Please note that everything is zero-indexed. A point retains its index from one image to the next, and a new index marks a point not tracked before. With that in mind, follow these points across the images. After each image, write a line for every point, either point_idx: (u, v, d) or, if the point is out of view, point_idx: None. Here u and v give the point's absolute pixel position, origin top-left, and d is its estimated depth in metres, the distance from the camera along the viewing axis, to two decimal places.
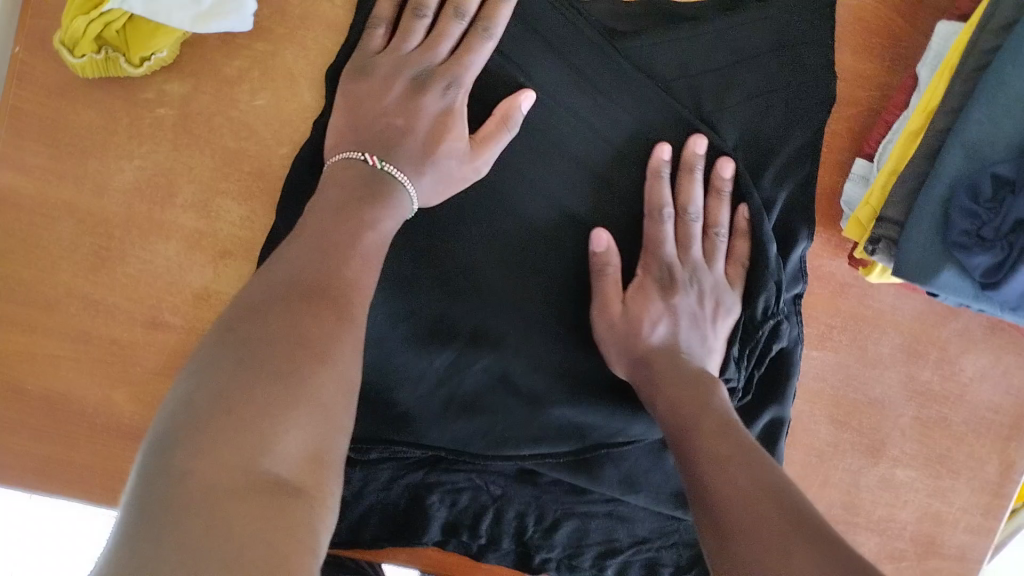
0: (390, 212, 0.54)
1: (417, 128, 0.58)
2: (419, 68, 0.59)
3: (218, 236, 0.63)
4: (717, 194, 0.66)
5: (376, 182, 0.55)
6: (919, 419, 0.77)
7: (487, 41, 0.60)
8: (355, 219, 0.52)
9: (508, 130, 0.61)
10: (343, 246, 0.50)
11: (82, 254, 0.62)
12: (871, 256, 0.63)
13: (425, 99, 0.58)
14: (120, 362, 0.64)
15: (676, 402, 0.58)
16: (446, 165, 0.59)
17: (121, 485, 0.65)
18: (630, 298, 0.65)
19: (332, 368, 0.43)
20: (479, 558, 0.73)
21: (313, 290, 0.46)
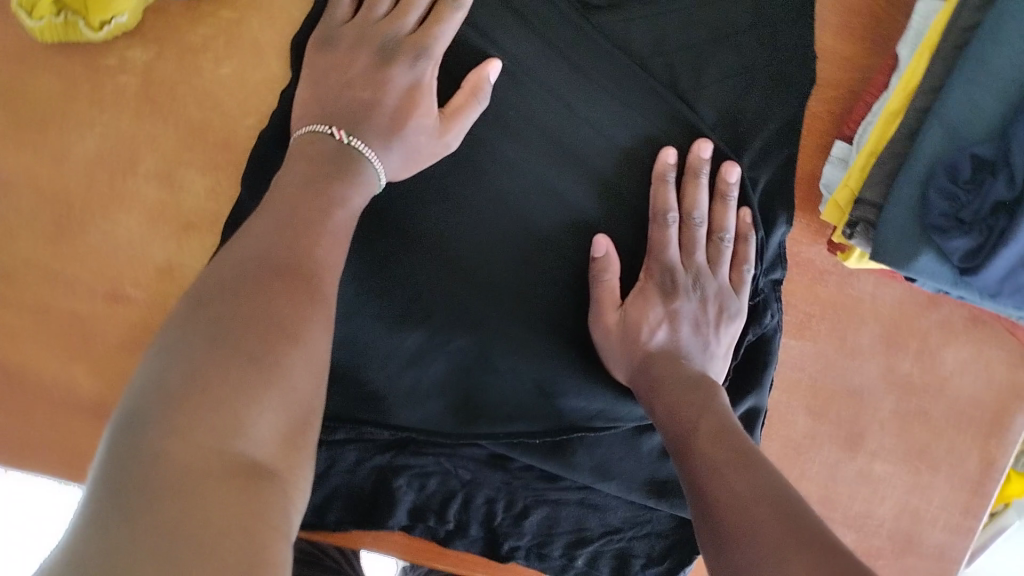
0: (358, 189, 0.52)
1: (386, 102, 0.56)
2: (385, 41, 0.57)
3: (181, 208, 0.62)
4: (722, 199, 0.65)
5: (344, 160, 0.53)
6: (898, 412, 0.75)
7: (456, 10, 0.58)
8: (324, 192, 0.49)
9: (479, 103, 0.59)
10: (315, 225, 0.47)
11: (40, 224, 0.61)
12: (848, 240, 0.62)
13: (393, 73, 0.56)
14: (80, 335, 0.62)
15: (675, 407, 0.59)
16: (415, 139, 0.56)
17: (78, 461, 0.64)
18: (629, 303, 0.65)
19: (310, 348, 0.41)
20: (446, 544, 0.72)
21: (284, 266, 0.43)
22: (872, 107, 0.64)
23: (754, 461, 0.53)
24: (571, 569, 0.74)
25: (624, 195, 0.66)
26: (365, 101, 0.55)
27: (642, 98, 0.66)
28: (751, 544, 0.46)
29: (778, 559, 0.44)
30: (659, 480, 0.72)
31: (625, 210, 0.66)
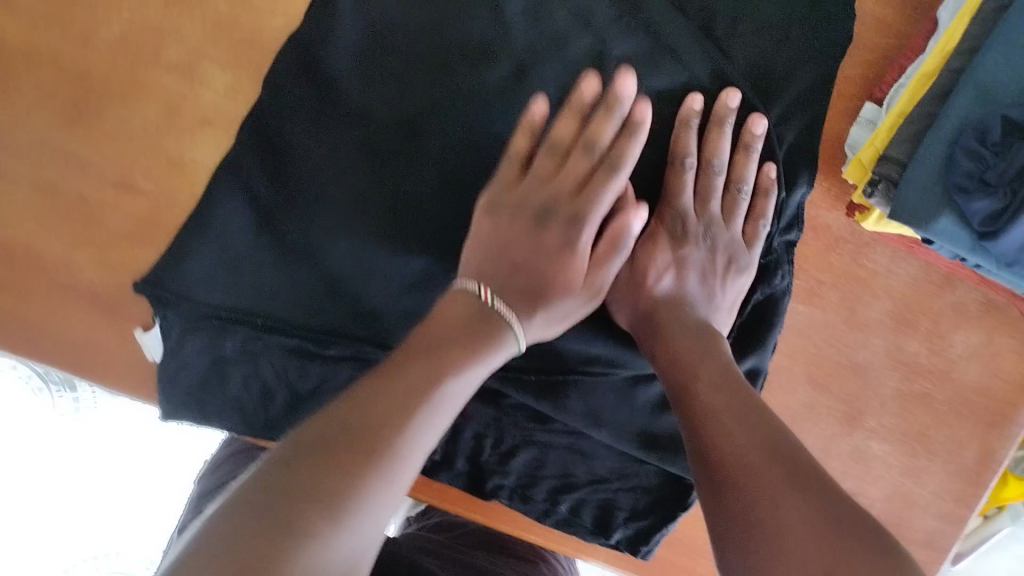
0: (480, 360, 0.52)
1: (540, 270, 0.59)
2: (550, 204, 0.60)
3: (199, 102, 0.62)
4: (744, 148, 0.64)
5: (483, 327, 0.54)
6: (901, 391, 0.74)
7: (614, 174, 0.59)
8: (442, 364, 0.49)
9: (619, 254, 0.61)
10: (427, 389, 0.47)
11: (57, 104, 0.61)
12: (869, 199, 0.61)
13: (545, 236, 0.60)
14: (87, 220, 0.63)
15: (678, 353, 0.59)
16: (563, 301, 0.59)
17: (73, 349, 0.65)
18: (638, 246, 0.65)
19: (360, 527, 0.39)
20: (431, 475, 0.72)
21: (369, 443, 0.42)
22: (907, 71, 0.63)
23: (754, 411, 0.53)
24: (553, 515, 0.74)
25: (648, 138, 0.65)
26: (531, 256, 0.60)
27: (675, 38, 0.64)
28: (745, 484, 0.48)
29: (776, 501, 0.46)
30: (652, 434, 0.70)
31: (647, 151, 0.65)
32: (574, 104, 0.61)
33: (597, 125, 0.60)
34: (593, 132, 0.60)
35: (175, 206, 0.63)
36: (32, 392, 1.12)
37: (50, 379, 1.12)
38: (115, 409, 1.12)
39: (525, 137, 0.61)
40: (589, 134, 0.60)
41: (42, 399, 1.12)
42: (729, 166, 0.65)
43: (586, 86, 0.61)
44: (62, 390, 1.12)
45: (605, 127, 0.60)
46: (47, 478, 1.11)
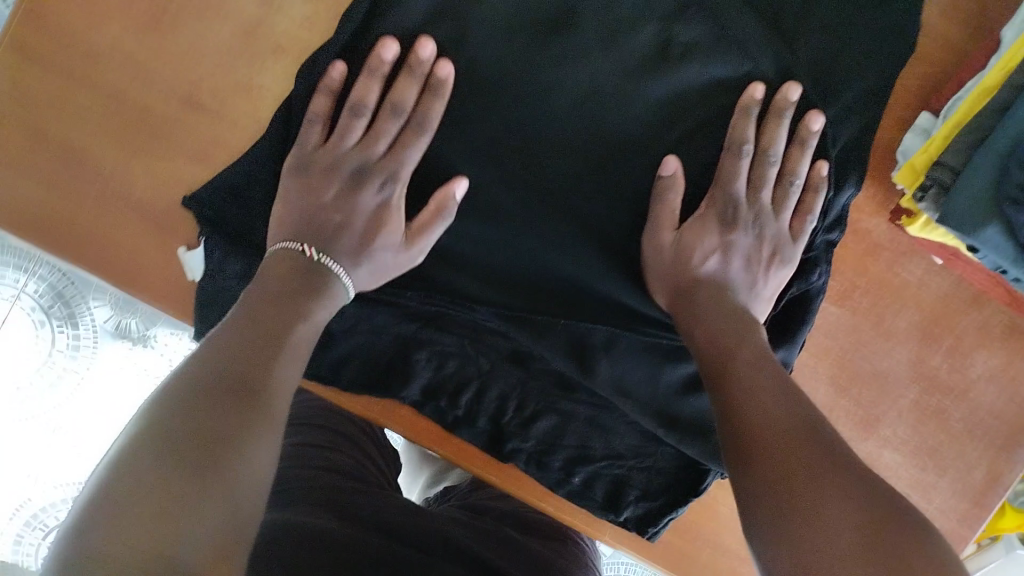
0: (325, 305, 0.58)
1: (355, 225, 0.61)
2: (357, 165, 0.61)
3: (275, 29, 0.63)
4: (800, 143, 0.66)
5: (313, 274, 0.59)
6: (918, 404, 0.75)
7: (422, 135, 0.62)
8: (289, 315, 0.55)
9: (445, 219, 0.63)
10: (276, 343, 0.53)
11: (139, 11, 0.61)
12: (918, 204, 0.64)
13: (362, 196, 0.61)
14: (148, 129, 0.63)
15: (720, 332, 0.59)
16: (382, 259, 0.62)
17: (116, 260, 0.65)
18: (687, 227, 0.64)
19: (255, 453, 0.46)
20: (452, 431, 0.72)
21: (239, 387, 0.48)
22: (967, 83, 0.65)
23: (791, 392, 0.53)
24: (566, 487, 0.74)
25: (706, 123, 0.67)
26: (347, 216, 0.61)
27: (740, 26, 0.66)
28: (774, 463, 0.48)
29: (809, 475, 0.46)
30: (672, 415, 0.71)
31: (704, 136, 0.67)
32: (372, 67, 0.61)
33: (398, 90, 0.61)
34: (396, 91, 0.61)
35: (241, 129, 0.64)
36: (32, 324, 1.05)
37: (54, 312, 1.06)
38: (115, 352, 1.07)
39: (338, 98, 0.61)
40: (393, 95, 0.61)
41: (42, 333, 1.06)
42: (783, 159, 0.66)
43: (384, 49, 0.61)
44: (64, 324, 1.06)
45: (407, 90, 0.61)
46: (39, 410, 1.06)
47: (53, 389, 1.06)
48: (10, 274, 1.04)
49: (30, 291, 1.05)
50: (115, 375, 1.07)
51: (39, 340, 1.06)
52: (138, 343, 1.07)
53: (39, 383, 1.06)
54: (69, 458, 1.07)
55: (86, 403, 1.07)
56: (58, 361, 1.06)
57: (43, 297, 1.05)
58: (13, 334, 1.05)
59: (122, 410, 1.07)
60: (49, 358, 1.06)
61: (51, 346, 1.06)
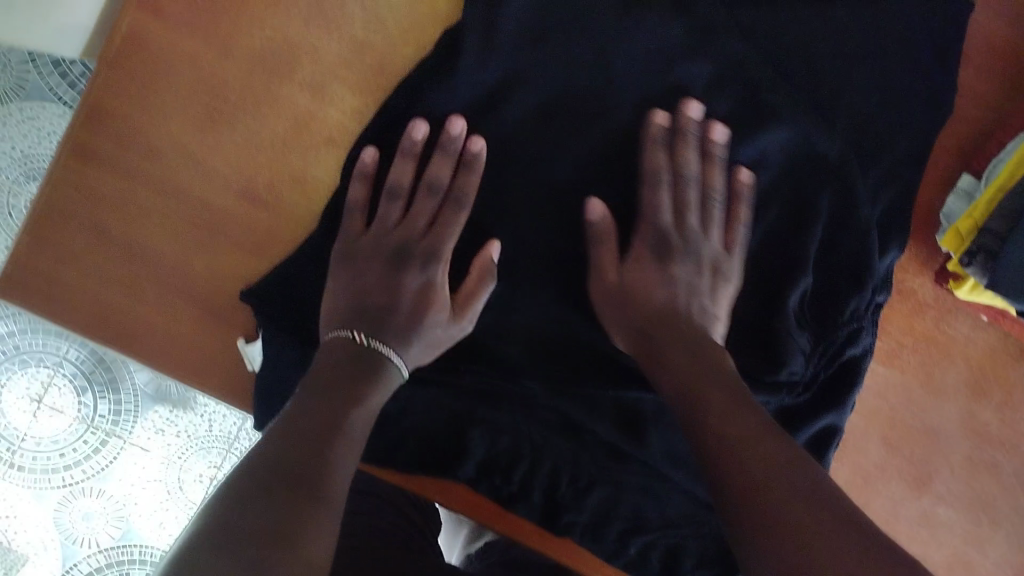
0: (381, 388, 0.58)
1: (401, 305, 0.61)
2: (402, 247, 0.63)
3: (326, 121, 0.65)
4: (710, 158, 0.65)
5: (366, 356, 0.59)
6: (971, 458, 0.74)
7: (460, 210, 0.63)
8: (342, 406, 0.54)
9: (490, 282, 0.63)
10: (332, 436, 0.52)
11: (194, 110, 0.63)
12: (965, 268, 0.64)
13: (407, 277, 0.62)
14: (205, 224, 0.64)
15: (681, 368, 0.58)
16: (432, 334, 0.62)
17: (177, 355, 0.65)
18: (628, 269, 0.64)
19: (313, 548, 0.45)
20: (507, 507, 0.69)
21: (298, 481, 0.48)
22: (1007, 147, 0.67)
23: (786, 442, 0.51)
24: (621, 556, 0.71)
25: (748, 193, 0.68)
26: (390, 297, 0.62)
27: (776, 100, 0.66)
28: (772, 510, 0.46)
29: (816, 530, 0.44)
30: None
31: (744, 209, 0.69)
32: (405, 149, 0.62)
33: (434, 170, 0.62)
34: (431, 170, 0.63)
35: (294, 221, 0.65)
36: (74, 391, 1.03)
37: (95, 377, 1.03)
38: (156, 413, 1.04)
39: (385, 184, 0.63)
40: (428, 175, 0.63)
41: (84, 399, 1.03)
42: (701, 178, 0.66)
43: (415, 132, 0.62)
44: (105, 390, 1.03)
45: (441, 169, 0.62)
46: (81, 475, 1.02)
47: (96, 454, 1.03)
48: (52, 341, 1.03)
49: (71, 358, 1.03)
50: (158, 437, 1.04)
51: (82, 406, 1.03)
52: (178, 405, 1.05)
53: (82, 449, 1.03)
54: (111, 522, 1.03)
55: (129, 466, 1.03)
56: (100, 425, 1.03)
57: (83, 363, 1.03)
58: (54, 402, 1.02)
59: (166, 474, 1.04)
60: (91, 423, 1.03)
61: (93, 412, 1.03)
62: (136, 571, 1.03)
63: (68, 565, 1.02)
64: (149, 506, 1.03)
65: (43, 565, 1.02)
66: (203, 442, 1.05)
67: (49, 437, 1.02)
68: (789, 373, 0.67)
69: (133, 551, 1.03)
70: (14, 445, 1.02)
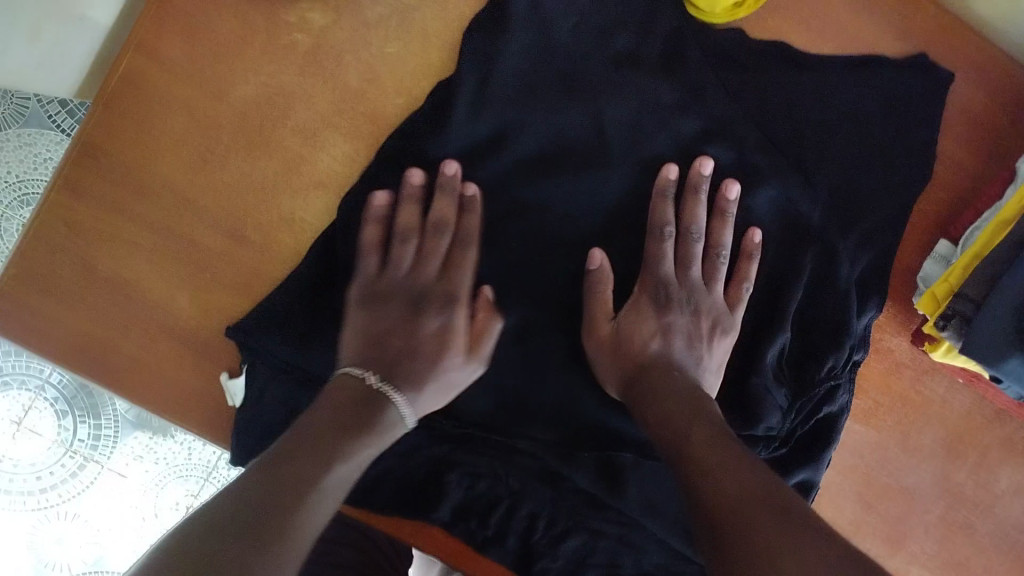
0: (377, 437, 0.57)
1: (422, 348, 0.63)
2: (418, 291, 0.64)
3: (316, 166, 0.66)
4: (721, 214, 0.67)
5: (370, 403, 0.58)
6: (945, 519, 0.74)
7: (469, 251, 0.65)
8: (323, 457, 0.52)
9: (498, 319, 0.66)
10: (306, 487, 0.49)
11: (187, 152, 0.64)
12: (940, 331, 0.65)
13: (425, 320, 0.64)
14: (192, 263, 0.65)
15: (670, 415, 0.58)
16: (450, 374, 0.64)
17: (159, 390, 0.66)
18: (624, 314, 0.66)
19: None
20: (481, 551, 0.70)
21: (261, 531, 0.44)
22: (984, 215, 0.68)
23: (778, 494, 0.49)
24: None
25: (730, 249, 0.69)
26: (408, 337, 0.63)
27: (760, 161, 0.68)
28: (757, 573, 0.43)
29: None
30: None
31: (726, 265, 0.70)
32: (409, 193, 0.64)
33: (440, 212, 0.64)
34: (434, 212, 0.64)
35: (279, 262, 0.66)
36: (54, 415, 1.02)
37: (76, 402, 1.03)
38: (136, 441, 1.04)
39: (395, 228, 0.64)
40: (435, 218, 0.64)
41: (64, 423, 1.03)
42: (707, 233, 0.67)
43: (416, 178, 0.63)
44: (85, 415, 1.03)
45: (443, 210, 0.64)
46: (58, 499, 1.03)
47: (73, 479, 1.03)
48: (34, 363, 1.03)
49: (54, 382, 1.03)
50: (136, 464, 1.04)
51: (61, 430, 1.02)
52: (158, 433, 1.04)
53: (61, 473, 1.03)
54: (85, 548, 1.03)
55: (104, 493, 1.03)
56: (79, 450, 1.03)
57: (65, 386, 1.03)
58: (34, 424, 1.02)
59: (142, 501, 1.04)
60: (70, 447, 1.02)
61: (72, 436, 1.02)
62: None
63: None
64: (125, 533, 1.04)
65: None
66: (180, 470, 1.05)
67: (28, 460, 1.02)
68: (766, 429, 0.68)
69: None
70: None
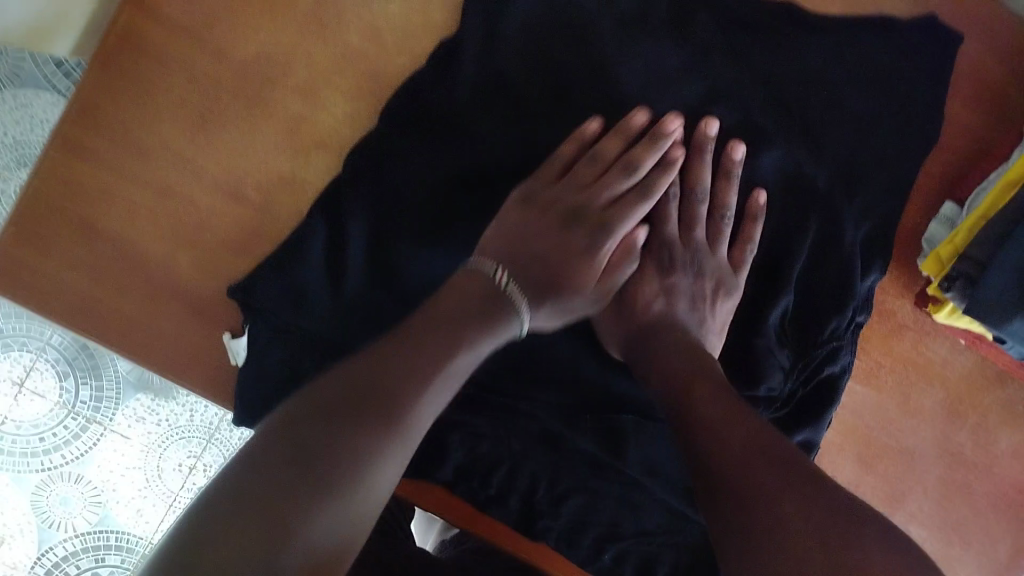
0: (503, 328, 0.58)
1: (563, 266, 0.62)
2: (580, 209, 0.63)
3: (318, 125, 0.65)
4: (725, 175, 0.66)
5: (497, 299, 0.59)
6: (943, 479, 0.74)
7: (643, 202, 0.63)
8: (448, 345, 0.53)
9: (631, 262, 0.65)
10: (409, 385, 0.49)
11: (186, 110, 0.64)
12: (945, 293, 0.65)
13: (573, 237, 0.63)
14: (193, 224, 0.64)
15: (673, 374, 0.59)
16: (566, 301, 0.63)
17: (157, 349, 0.65)
18: (627, 276, 0.67)
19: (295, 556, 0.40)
20: (483, 510, 0.70)
21: (391, 419, 0.47)
22: (991, 175, 0.68)
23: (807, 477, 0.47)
24: (596, 564, 0.71)
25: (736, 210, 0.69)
26: (553, 252, 0.63)
27: (765, 121, 0.67)
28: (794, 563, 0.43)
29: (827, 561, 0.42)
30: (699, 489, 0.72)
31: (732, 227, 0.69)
32: (622, 127, 0.63)
33: (639, 151, 0.63)
34: (637, 156, 0.62)
35: (280, 222, 0.65)
36: (55, 376, 1.03)
37: (77, 363, 1.03)
38: (138, 402, 1.05)
39: (572, 144, 0.64)
40: (633, 155, 0.63)
41: (65, 385, 1.03)
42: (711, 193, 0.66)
43: (637, 116, 0.64)
44: (87, 376, 1.03)
45: (646, 157, 0.62)
46: (61, 460, 1.03)
47: (76, 440, 1.03)
48: (35, 326, 1.03)
49: (55, 344, 1.03)
50: (139, 425, 1.04)
51: (63, 391, 1.03)
52: (160, 395, 1.05)
53: (63, 434, 1.03)
54: (88, 507, 1.03)
55: (108, 454, 1.04)
56: (81, 411, 1.03)
57: (66, 349, 1.03)
58: (36, 386, 1.02)
59: (146, 461, 1.05)
60: (72, 408, 1.03)
61: (74, 397, 1.03)
62: (110, 556, 1.04)
63: (43, 548, 1.03)
64: (127, 494, 1.04)
65: (19, 548, 1.03)
66: (182, 432, 1.05)
67: (30, 421, 1.02)
68: (767, 390, 0.69)
69: (110, 537, 1.04)
70: None
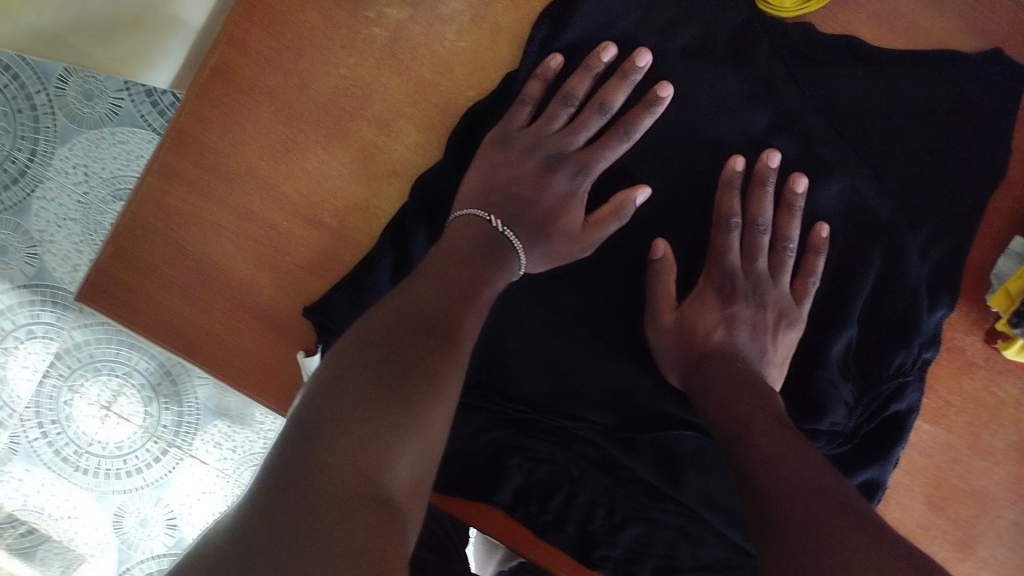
0: (511, 267, 0.61)
1: (546, 204, 0.64)
2: (556, 151, 0.65)
3: (391, 154, 0.69)
4: (787, 208, 0.67)
5: (502, 242, 0.62)
6: (1018, 524, 0.72)
7: (621, 142, 0.65)
8: (477, 275, 0.57)
9: (621, 219, 0.65)
10: (452, 301, 0.53)
11: (269, 139, 0.68)
12: (1014, 329, 0.65)
13: (555, 179, 0.65)
14: (272, 246, 0.68)
15: (733, 408, 0.58)
16: (556, 243, 0.64)
17: (235, 364, 0.68)
18: (688, 303, 0.67)
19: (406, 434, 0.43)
20: (541, 535, 0.70)
21: (445, 327, 0.51)
22: None
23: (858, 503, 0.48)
24: None
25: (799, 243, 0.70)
26: (532, 190, 0.65)
27: (828, 154, 0.69)
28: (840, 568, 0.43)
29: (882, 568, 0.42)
30: None
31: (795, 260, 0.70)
32: (588, 64, 0.65)
33: (608, 90, 0.65)
34: (610, 94, 0.65)
35: (353, 246, 0.69)
36: (141, 400, 1.07)
37: (161, 389, 1.07)
38: (216, 427, 1.08)
39: (539, 83, 0.66)
40: (603, 95, 0.65)
41: (149, 409, 1.07)
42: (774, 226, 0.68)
43: (602, 53, 0.65)
44: (169, 402, 1.07)
45: (619, 93, 0.65)
46: (142, 482, 1.08)
47: (157, 462, 1.08)
48: (124, 351, 1.07)
49: (141, 369, 1.07)
50: (215, 450, 1.08)
51: (146, 416, 1.07)
52: (235, 421, 1.08)
53: (145, 457, 1.08)
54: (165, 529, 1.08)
55: (186, 477, 1.08)
56: (163, 435, 1.07)
57: (151, 374, 1.07)
58: (122, 409, 1.07)
59: (222, 486, 1.09)
60: (155, 433, 1.07)
61: (157, 422, 1.07)
62: None
63: (122, 568, 1.08)
64: (203, 517, 1.08)
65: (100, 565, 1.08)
66: (256, 458, 1.09)
67: (115, 443, 1.07)
68: (829, 425, 0.67)
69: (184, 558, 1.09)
70: (82, 449, 1.07)
